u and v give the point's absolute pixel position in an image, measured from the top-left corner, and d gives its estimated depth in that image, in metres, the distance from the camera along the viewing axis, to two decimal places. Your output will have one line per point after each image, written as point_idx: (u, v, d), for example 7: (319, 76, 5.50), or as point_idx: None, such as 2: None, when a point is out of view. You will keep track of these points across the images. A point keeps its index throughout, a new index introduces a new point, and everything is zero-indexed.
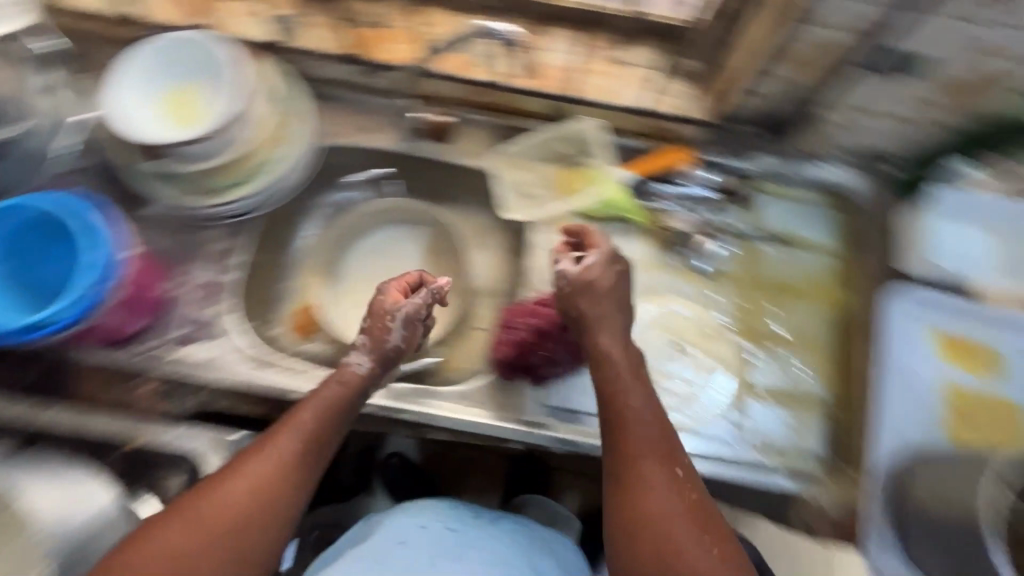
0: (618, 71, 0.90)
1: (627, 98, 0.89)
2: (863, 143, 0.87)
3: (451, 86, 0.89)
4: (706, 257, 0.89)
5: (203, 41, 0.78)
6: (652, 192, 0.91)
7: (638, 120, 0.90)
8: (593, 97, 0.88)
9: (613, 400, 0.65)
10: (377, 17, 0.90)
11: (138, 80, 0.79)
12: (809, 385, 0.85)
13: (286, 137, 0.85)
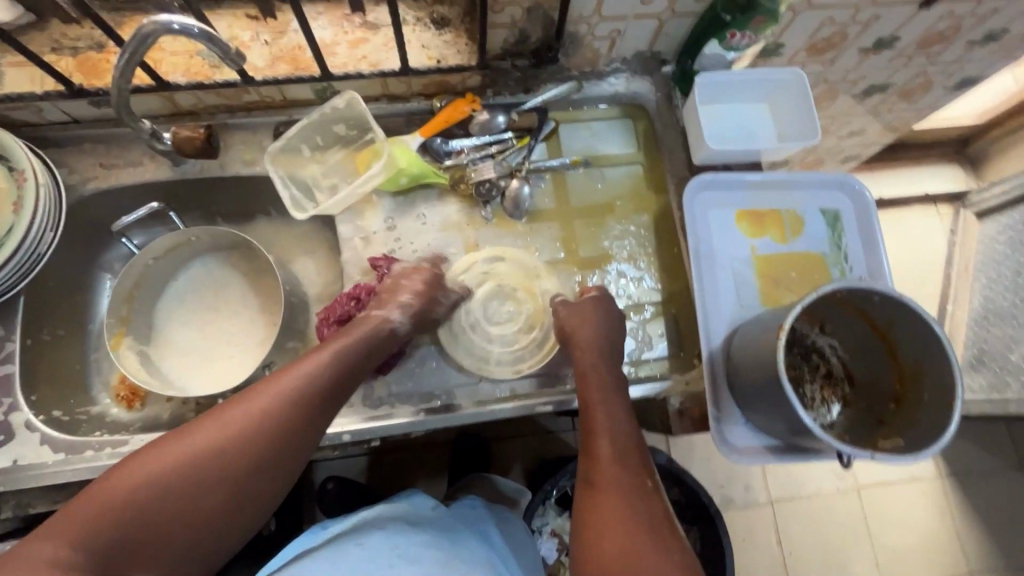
0: (372, 37, 0.84)
1: (394, 61, 0.83)
2: (629, 47, 0.87)
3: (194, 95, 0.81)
4: (524, 201, 0.88)
5: None
6: (450, 151, 0.88)
7: (416, 81, 0.86)
8: (358, 68, 0.83)
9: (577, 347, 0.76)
10: (93, 38, 0.79)
11: None
12: (644, 296, 0.86)
13: (21, 197, 0.75)
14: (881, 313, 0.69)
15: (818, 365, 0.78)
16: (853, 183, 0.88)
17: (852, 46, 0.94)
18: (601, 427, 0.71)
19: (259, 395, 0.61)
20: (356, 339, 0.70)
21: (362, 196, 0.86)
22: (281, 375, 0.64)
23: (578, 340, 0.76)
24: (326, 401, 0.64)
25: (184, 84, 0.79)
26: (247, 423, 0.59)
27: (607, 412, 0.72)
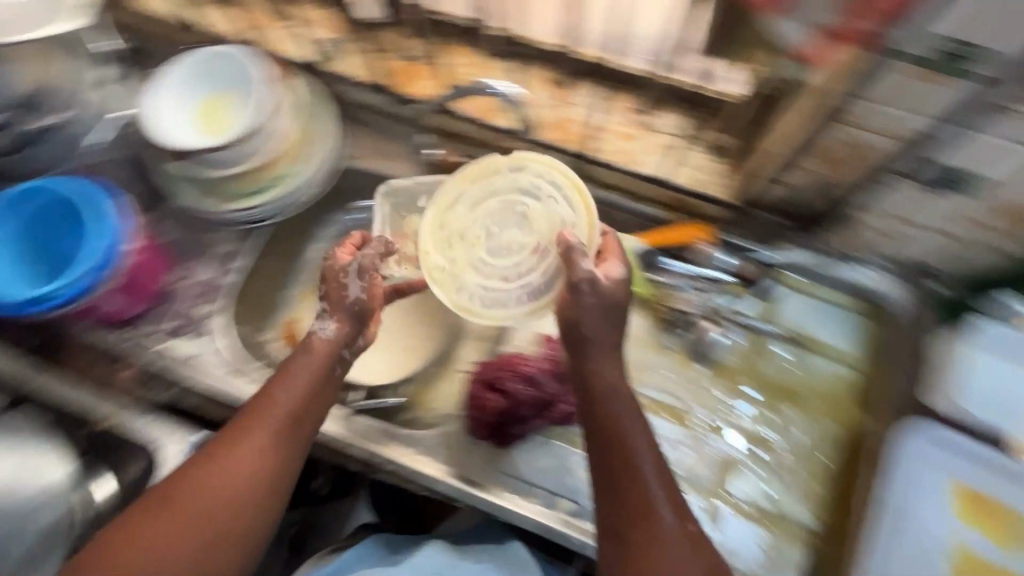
0: (642, 137, 0.85)
1: (654, 168, 0.84)
2: (902, 249, 0.78)
3: (469, 125, 0.89)
4: (714, 348, 0.82)
5: (241, 53, 0.81)
6: (660, 267, 0.86)
7: (660, 190, 0.85)
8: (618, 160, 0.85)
9: (585, 346, 0.62)
10: (419, 51, 0.91)
11: (201, 77, 0.83)
12: (795, 510, 0.76)
13: (306, 154, 0.87)
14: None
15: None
16: None
17: None
18: (614, 426, 0.59)
19: (238, 447, 0.60)
20: (307, 378, 0.65)
21: None
22: (243, 423, 0.61)
23: (597, 348, 0.62)
24: (293, 422, 0.63)
25: (469, 115, 0.88)
26: (230, 460, 0.59)
27: (607, 401, 0.60)
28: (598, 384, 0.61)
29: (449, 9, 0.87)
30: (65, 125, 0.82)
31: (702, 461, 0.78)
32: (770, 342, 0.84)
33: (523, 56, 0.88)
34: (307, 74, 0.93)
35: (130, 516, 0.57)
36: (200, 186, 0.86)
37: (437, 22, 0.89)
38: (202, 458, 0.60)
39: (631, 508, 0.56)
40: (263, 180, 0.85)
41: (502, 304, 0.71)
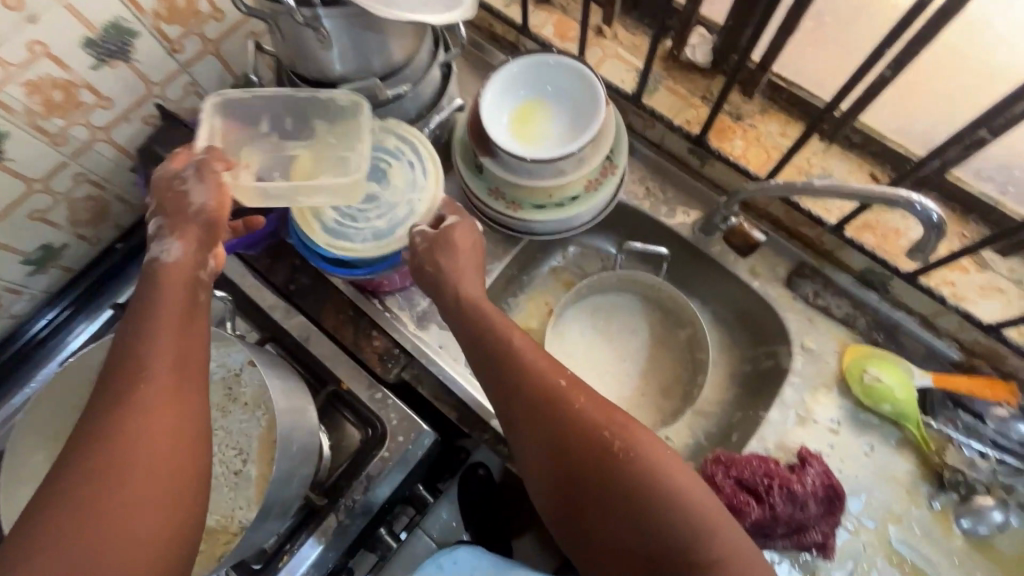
0: (973, 274, 0.77)
1: (980, 311, 0.75)
2: None
3: (773, 201, 0.84)
4: (984, 525, 0.74)
5: (580, 69, 0.79)
6: (944, 415, 0.77)
7: (973, 334, 0.77)
8: (939, 290, 0.77)
9: (458, 289, 0.70)
10: (741, 109, 0.86)
11: (547, 77, 0.82)
12: None
13: (599, 184, 0.83)
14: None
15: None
16: None
17: None
18: (508, 359, 0.64)
19: (132, 392, 0.50)
20: (177, 299, 0.56)
21: (827, 381, 0.81)
22: (129, 376, 0.51)
23: (499, 358, 0.65)
24: (177, 366, 0.53)
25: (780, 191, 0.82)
26: (121, 400, 0.50)
27: (517, 356, 0.64)
28: (500, 342, 0.65)
29: (794, 81, 0.82)
30: (400, 100, 0.77)
31: None
32: None
33: (856, 146, 0.80)
34: (614, 99, 0.90)
35: (51, 490, 0.46)
36: (487, 184, 0.84)
37: (772, 85, 0.83)
38: (99, 413, 0.50)
39: (545, 420, 0.61)
40: (551, 197, 0.82)
41: (349, 240, 0.74)
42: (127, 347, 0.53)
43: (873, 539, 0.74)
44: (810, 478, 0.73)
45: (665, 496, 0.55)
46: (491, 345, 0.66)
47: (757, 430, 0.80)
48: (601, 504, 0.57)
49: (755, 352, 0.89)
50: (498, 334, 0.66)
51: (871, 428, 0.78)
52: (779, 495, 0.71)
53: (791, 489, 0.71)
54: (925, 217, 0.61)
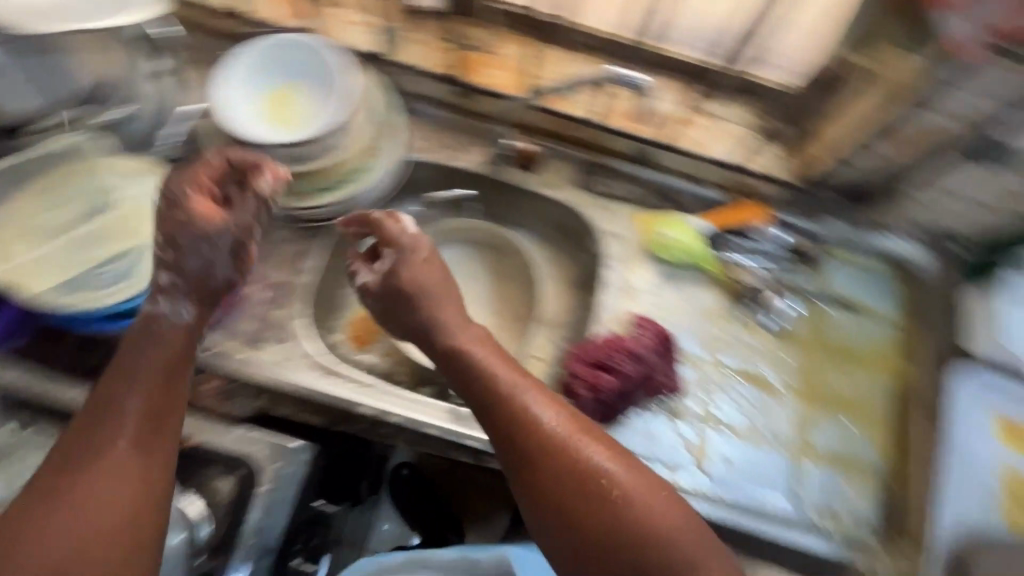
0: (706, 124, 0.91)
1: (719, 152, 0.90)
2: (937, 221, 0.88)
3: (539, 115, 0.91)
4: (779, 317, 0.90)
5: (309, 40, 0.77)
6: (725, 245, 0.93)
7: (722, 173, 0.92)
8: (685, 146, 0.91)
9: (455, 356, 0.67)
10: (484, 42, 0.91)
11: (286, 54, 0.78)
12: (864, 451, 0.85)
13: (379, 148, 0.84)
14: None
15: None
16: None
17: None
18: (509, 402, 0.62)
19: (94, 467, 0.53)
20: (157, 349, 0.59)
21: (635, 254, 0.92)
22: (85, 432, 0.55)
23: (474, 379, 0.65)
24: (150, 419, 0.56)
25: (540, 104, 0.89)
26: (159, 427, 0.57)
27: (523, 403, 0.61)
28: (492, 389, 0.63)
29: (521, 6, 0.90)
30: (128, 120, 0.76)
31: (784, 418, 0.86)
32: (826, 308, 0.92)
33: (585, 46, 0.90)
34: (366, 63, 0.90)
35: (26, 507, 0.51)
36: None
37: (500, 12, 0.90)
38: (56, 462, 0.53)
39: (556, 477, 0.57)
40: (336, 174, 0.81)
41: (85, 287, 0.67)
42: (92, 435, 0.54)
43: (709, 364, 0.88)
44: (642, 335, 0.83)
45: (650, 527, 0.55)
46: (483, 388, 0.64)
47: (595, 316, 0.89)
48: (603, 556, 0.55)
49: (578, 253, 0.98)
50: (482, 374, 0.64)
51: (679, 277, 0.91)
52: (623, 360, 0.81)
53: (629, 350, 0.81)
54: None
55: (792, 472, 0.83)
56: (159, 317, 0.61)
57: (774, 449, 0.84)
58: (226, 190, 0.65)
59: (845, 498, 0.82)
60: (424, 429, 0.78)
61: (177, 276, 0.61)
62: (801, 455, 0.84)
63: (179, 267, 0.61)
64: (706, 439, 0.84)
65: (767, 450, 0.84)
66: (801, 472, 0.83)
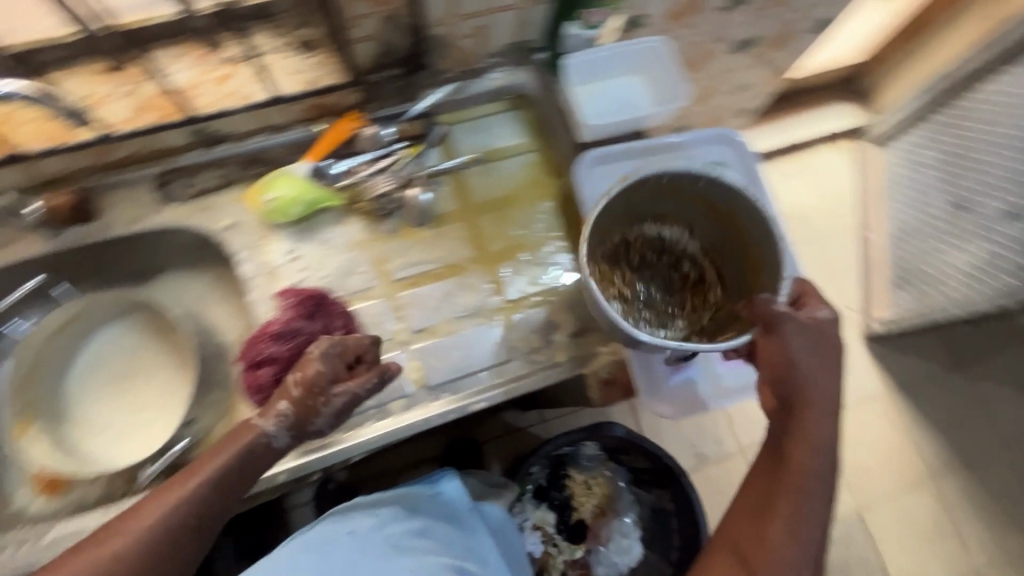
0: (236, 71, 0.83)
1: (265, 92, 0.83)
2: (497, 43, 0.89)
3: (61, 160, 0.79)
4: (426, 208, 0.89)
5: None
6: (339, 173, 0.88)
7: (287, 108, 0.85)
8: (228, 104, 0.82)
9: (789, 338, 0.66)
10: None
11: None
12: (551, 274, 0.89)
13: None
14: (697, 186, 0.78)
15: (643, 262, 0.88)
16: (733, 136, 0.92)
17: (705, 9, 0.97)
18: (814, 444, 0.64)
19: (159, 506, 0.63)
20: (230, 467, 0.66)
21: (259, 233, 0.86)
22: (183, 480, 0.65)
23: (786, 343, 0.66)
24: (220, 489, 0.65)
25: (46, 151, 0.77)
26: (231, 487, 0.66)
27: (821, 444, 0.64)
28: (807, 408, 0.65)
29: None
30: None
31: (474, 292, 0.87)
32: (465, 172, 0.93)
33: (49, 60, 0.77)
34: None
35: (132, 509, 0.64)
36: None
37: None
38: (170, 487, 0.64)
39: (813, 481, 0.64)
40: None
41: None
42: (224, 471, 0.65)
43: (382, 288, 0.86)
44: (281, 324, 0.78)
45: None
46: (805, 417, 0.65)
47: (254, 313, 0.83)
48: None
49: (226, 260, 0.92)
50: (813, 392, 0.65)
51: (310, 226, 0.87)
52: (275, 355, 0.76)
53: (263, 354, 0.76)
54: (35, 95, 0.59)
55: (502, 332, 0.85)
56: (259, 430, 0.67)
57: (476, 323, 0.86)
58: (339, 369, 0.69)
59: (554, 323, 0.86)
60: None
61: (315, 381, 0.67)
62: (503, 312, 0.87)
63: (302, 404, 0.67)
64: (416, 355, 0.83)
65: (472, 329, 0.85)
66: (510, 328, 0.86)
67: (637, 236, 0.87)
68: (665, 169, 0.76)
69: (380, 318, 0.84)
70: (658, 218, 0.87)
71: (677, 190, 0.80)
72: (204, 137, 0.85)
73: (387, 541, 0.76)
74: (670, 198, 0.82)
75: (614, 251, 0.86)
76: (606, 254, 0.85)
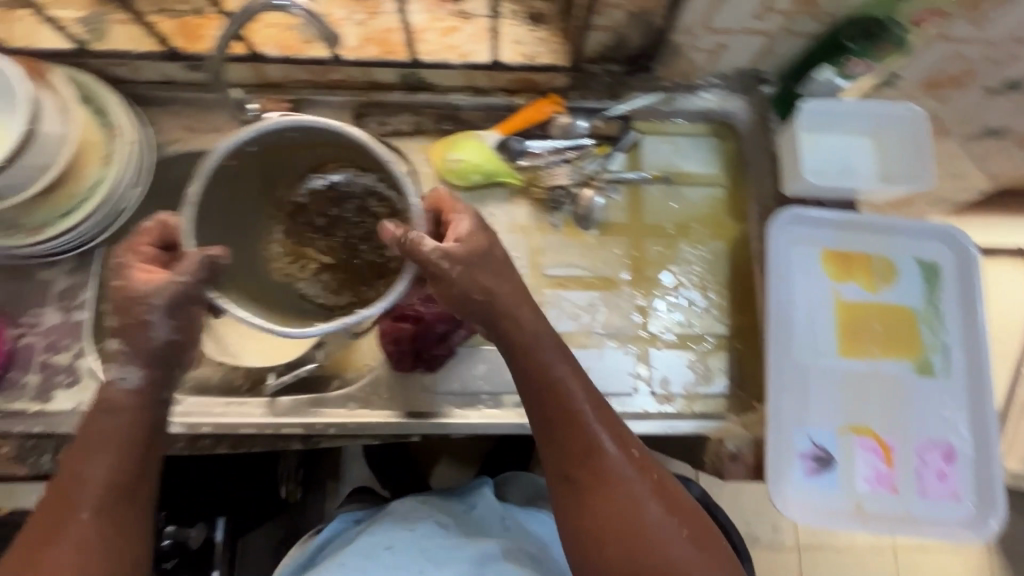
0: (464, 26, 0.82)
1: (485, 55, 0.81)
2: (730, 64, 0.82)
3: (283, 69, 0.82)
4: (596, 212, 0.86)
5: None
6: (524, 152, 0.86)
7: (498, 75, 0.84)
8: (446, 57, 0.81)
9: (563, 387, 0.61)
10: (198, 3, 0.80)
11: None
12: (702, 321, 0.83)
13: (111, 152, 0.77)
14: (294, 133, 0.67)
15: (333, 203, 0.78)
16: (960, 237, 0.79)
17: (976, 86, 0.84)
18: (576, 412, 0.61)
19: (69, 509, 0.54)
20: (127, 437, 0.57)
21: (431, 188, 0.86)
22: (71, 483, 0.55)
23: (491, 274, 0.62)
24: (145, 449, 0.58)
25: (276, 58, 0.80)
26: (158, 443, 0.59)
27: (611, 455, 0.60)
28: (583, 442, 0.61)
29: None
30: None
31: (618, 312, 0.83)
32: (645, 188, 0.88)
33: None
34: (74, 64, 0.80)
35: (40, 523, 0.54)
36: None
37: None
38: (46, 503, 0.55)
39: (621, 483, 0.60)
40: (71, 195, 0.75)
41: None
42: (133, 433, 0.57)
43: (530, 279, 0.83)
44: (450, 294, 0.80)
45: None
46: (542, 381, 0.62)
47: None
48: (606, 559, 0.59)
49: None
50: (554, 367, 0.61)
51: (479, 196, 0.86)
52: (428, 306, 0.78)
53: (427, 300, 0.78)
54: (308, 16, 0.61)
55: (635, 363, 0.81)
56: (113, 385, 0.58)
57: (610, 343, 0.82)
58: (199, 315, 0.61)
59: (690, 372, 0.81)
60: (240, 430, 0.75)
61: (124, 343, 0.58)
62: (641, 342, 0.82)
63: (123, 328, 0.58)
64: None
65: (605, 349, 0.82)
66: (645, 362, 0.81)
67: (311, 197, 0.78)
68: (243, 137, 0.65)
69: None
70: (317, 171, 0.76)
71: (295, 144, 0.70)
72: (412, 81, 0.86)
73: (423, 555, 0.80)
74: (301, 151, 0.72)
75: (325, 202, 0.78)
76: (285, 231, 0.79)
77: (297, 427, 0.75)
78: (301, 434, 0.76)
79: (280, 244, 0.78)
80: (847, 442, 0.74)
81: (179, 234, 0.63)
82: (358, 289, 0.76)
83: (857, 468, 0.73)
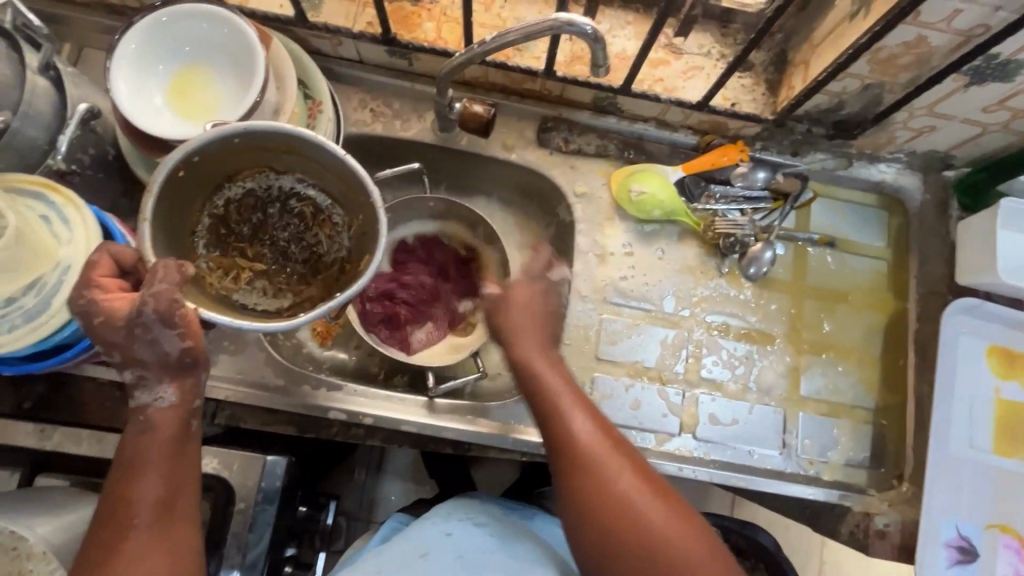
0: (674, 62, 0.81)
1: (692, 94, 0.81)
2: (926, 144, 0.82)
3: (485, 70, 0.81)
4: (762, 265, 0.85)
5: (214, 13, 0.66)
6: (703, 194, 0.86)
7: (695, 115, 0.83)
8: (653, 89, 0.80)
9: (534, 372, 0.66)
10: None
11: (136, 68, 0.67)
12: (853, 392, 0.83)
13: (313, 128, 0.76)
14: (271, 137, 0.59)
15: (259, 207, 0.68)
16: None
17: None
18: (556, 413, 0.63)
19: (120, 503, 0.52)
20: (156, 438, 0.54)
21: (606, 214, 0.85)
22: (118, 510, 0.52)
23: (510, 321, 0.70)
24: (175, 447, 0.55)
25: (484, 59, 0.79)
26: (172, 457, 0.55)
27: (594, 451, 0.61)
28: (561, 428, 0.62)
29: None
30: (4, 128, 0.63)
31: (772, 368, 0.83)
32: (810, 249, 0.88)
33: None
34: (282, 30, 0.78)
35: (98, 531, 0.52)
36: None
37: None
38: (100, 522, 0.52)
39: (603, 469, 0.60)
40: None
41: None
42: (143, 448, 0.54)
43: (690, 322, 0.84)
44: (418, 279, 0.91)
45: None
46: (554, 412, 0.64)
47: (569, 284, 0.84)
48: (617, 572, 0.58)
49: (548, 214, 0.92)
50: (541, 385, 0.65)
51: (651, 229, 0.86)
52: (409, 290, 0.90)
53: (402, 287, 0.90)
54: (580, 32, 0.59)
55: (783, 423, 0.81)
56: (144, 404, 0.55)
57: (762, 398, 0.82)
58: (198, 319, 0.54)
59: (836, 442, 0.81)
60: (400, 427, 0.75)
61: (141, 367, 0.54)
62: (792, 404, 0.82)
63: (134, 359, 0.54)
64: (695, 401, 0.81)
65: (757, 404, 0.82)
66: (794, 424, 0.81)
67: (228, 205, 0.67)
68: (190, 148, 0.56)
69: (679, 348, 0.82)
70: (232, 180, 0.65)
71: (263, 149, 0.62)
72: (605, 104, 0.85)
73: (461, 560, 0.74)
74: (253, 154, 0.62)
75: (245, 207, 0.67)
76: (211, 243, 0.66)
77: (454, 432, 0.75)
78: (454, 438, 0.76)
79: (209, 259, 0.66)
80: (991, 537, 0.75)
81: (156, 239, 0.58)
82: (313, 287, 0.69)
83: (999, 565, 0.74)
